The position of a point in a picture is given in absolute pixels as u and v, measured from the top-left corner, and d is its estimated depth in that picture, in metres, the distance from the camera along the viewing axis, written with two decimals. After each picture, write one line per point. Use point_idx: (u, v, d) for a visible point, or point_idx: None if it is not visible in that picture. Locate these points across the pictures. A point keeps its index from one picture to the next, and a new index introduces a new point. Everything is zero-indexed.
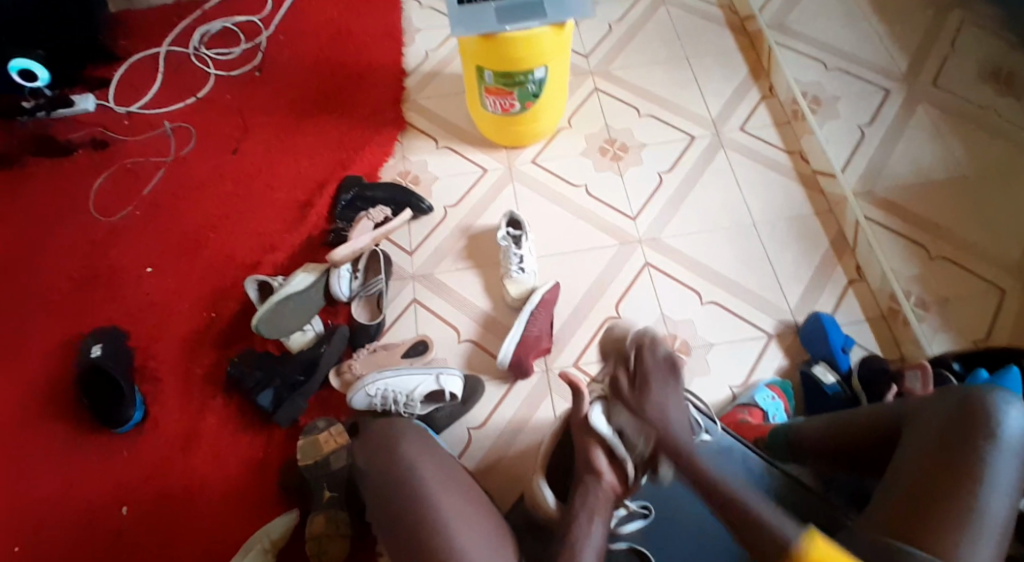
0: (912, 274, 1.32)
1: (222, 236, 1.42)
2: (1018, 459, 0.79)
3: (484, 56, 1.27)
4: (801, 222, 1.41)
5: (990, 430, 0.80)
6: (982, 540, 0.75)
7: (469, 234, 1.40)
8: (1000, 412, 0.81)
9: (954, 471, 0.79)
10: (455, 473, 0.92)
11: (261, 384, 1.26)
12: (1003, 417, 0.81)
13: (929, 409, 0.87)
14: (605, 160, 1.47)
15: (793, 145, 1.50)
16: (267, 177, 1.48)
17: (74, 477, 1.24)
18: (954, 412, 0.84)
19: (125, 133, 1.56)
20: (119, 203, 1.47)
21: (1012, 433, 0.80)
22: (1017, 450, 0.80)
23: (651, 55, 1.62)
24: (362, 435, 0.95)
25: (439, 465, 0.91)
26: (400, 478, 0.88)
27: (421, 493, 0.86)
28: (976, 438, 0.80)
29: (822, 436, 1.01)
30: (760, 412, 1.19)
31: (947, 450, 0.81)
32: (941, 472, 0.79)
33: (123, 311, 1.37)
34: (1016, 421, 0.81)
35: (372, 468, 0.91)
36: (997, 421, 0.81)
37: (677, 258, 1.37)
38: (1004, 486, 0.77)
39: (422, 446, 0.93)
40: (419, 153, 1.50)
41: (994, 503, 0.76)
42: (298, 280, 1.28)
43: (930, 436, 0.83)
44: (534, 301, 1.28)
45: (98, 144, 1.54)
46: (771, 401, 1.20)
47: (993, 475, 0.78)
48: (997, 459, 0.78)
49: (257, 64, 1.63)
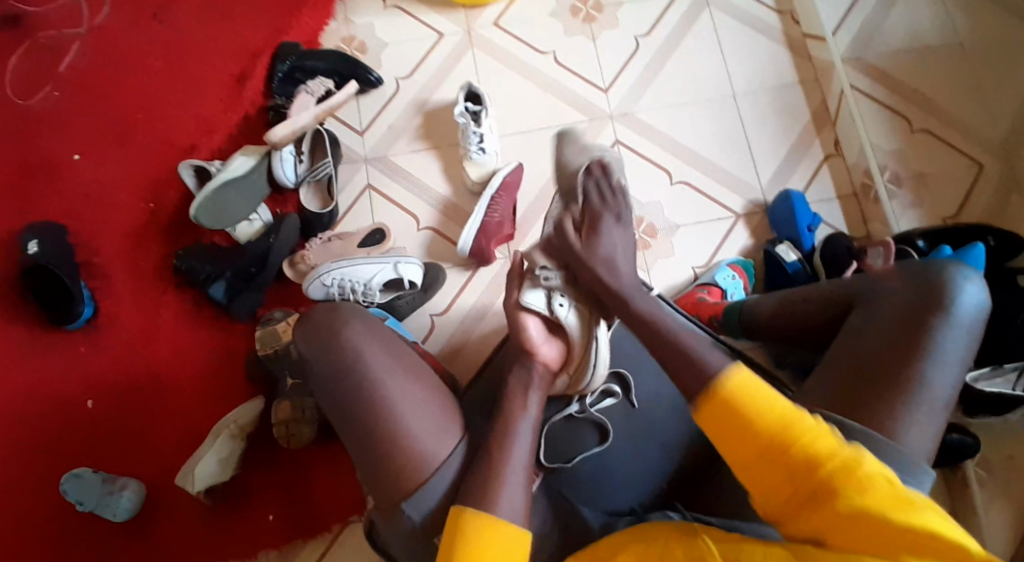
0: (892, 149, 1.26)
1: (153, 116, 1.28)
2: (970, 336, 0.79)
3: None
4: (783, 92, 1.29)
5: (944, 306, 0.80)
6: (926, 412, 0.76)
7: (425, 110, 1.28)
8: (955, 288, 0.81)
9: (908, 347, 0.78)
10: (406, 359, 0.84)
11: (213, 276, 1.22)
12: (960, 295, 0.80)
13: (887, 284, 0.86)
14: (577, 23, 1.30)
15: (784, 3, 1.33)
16: (195, 45, 1.30)
17: (36, 376, 1.23)
18: (910, 286, 0.83)
19: (34, 2, 1.34)
20: (33, 78, 1.30)
21: (965, 308, 0.79)
22: (968, 326, 0.80)
23: None
24: (304, 319, 0.85)
25: (385, 347, 0.83)
26: (344, 366, 0.80)
27: (369, 380, 0.79)
28: (931, 314, 0.79)
29: (777, 303, 1.01)
30: (717, 291, 1.18)
31: (900, 327, 0.80)
32: (895, 347, 0.79)
33: (55, 203, 1.26)
34: (972, 299, 0.80)
35: (315, 356, 0.82)
36: (952, 297, 0.80)
37: (650, 136, 1.27)
38: (953, 359, 0.78)
39: (368, 327, 0.84)
40: (365, 14, 1.32)
41: (941, 376, 0.77)
42: (238, 163, 1.19)
43: (884, 310, 0.83)
44: (495, 185, 1.21)
45: (7, 18, 1.33)
46: (731, 280, 1.19)
47: (941, 346, 0.78)
48: (948, 335, 0.78)
49: None
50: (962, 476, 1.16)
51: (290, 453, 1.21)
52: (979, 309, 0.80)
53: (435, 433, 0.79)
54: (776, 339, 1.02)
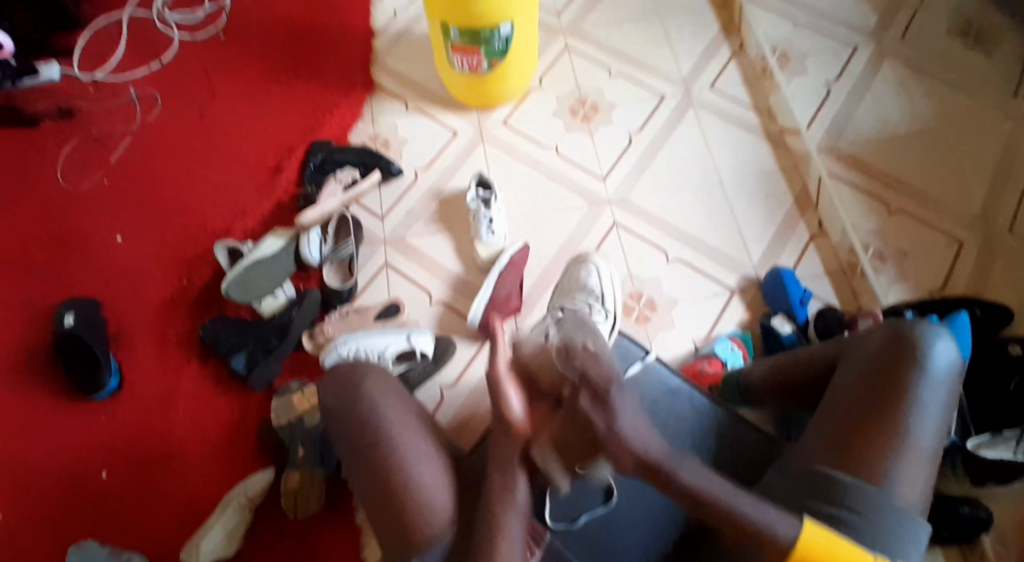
0: (872, 228, 1.35)
1: (193, 203, 1.41)
2: (947, 389, 0.84)
3: (452, 10, 1.26)
4: (765, 179, 1.41)
5: (919, 361, 0.84)
6: (911, 463, 0.80)
7: (440, 197, 1.41)
8: (929, 345, 0.85)
9: (889, 402, 0.83)
10: (419, 416, 0.92)
11: (235, 348, 1.28)
12: (934, 351, 0.85)
13: (867, 341, 0.91)
14: (575, 121, 1.46)
15: (762, 102, 1.48)
16: (236, 143, 1.46)
17: (54, 443, 1.26)
18: (887, 342, 0.88)
19: (91, 101, 1.51)
20: (87, 170, 1.45)
21: (939, 364, 0.84)
22: (943, 379, 0.84)
23: (622, 11, 1.57)
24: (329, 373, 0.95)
25: (399, 401, 0.92)
26: (360, 417, 0.89)
27: (384, 433, 0.87)
28: (908, 370, 0.84)
29: (769, 367, 1.05)
30: (718, 361, 1.23)
31: (880, 383, 0.85)
32: (877, 402, 0.83)
33: (94, 279, 1.36)
34: (947, 354, 0.85)
35: (337, 409, 0.91)
36: (927, 352, 0.85)
37: (646, 218, 1.38)
38: (933, 413, 0.82)
39: (385, 385, 0.93)
40: (389, 116, 1.49)
41: (922, 428, 0.81)
42: (267, 244, 1.31)
43: (865, 365, 0.87)
44: (503, 262, 1.29)
45: (65, 113, 1.49)
46: (730, 351, 1.24)
47: (920, 402, 0.82)
48: (925, 389, 0.83)
49: (222, 26, 1.58)
50: (980, 551, 1.13)
51: (297, 524, 1.20)
52: (953, 364, 0.85)
53: (436, 483, 0.85)
54: (770, 404, 1.06)
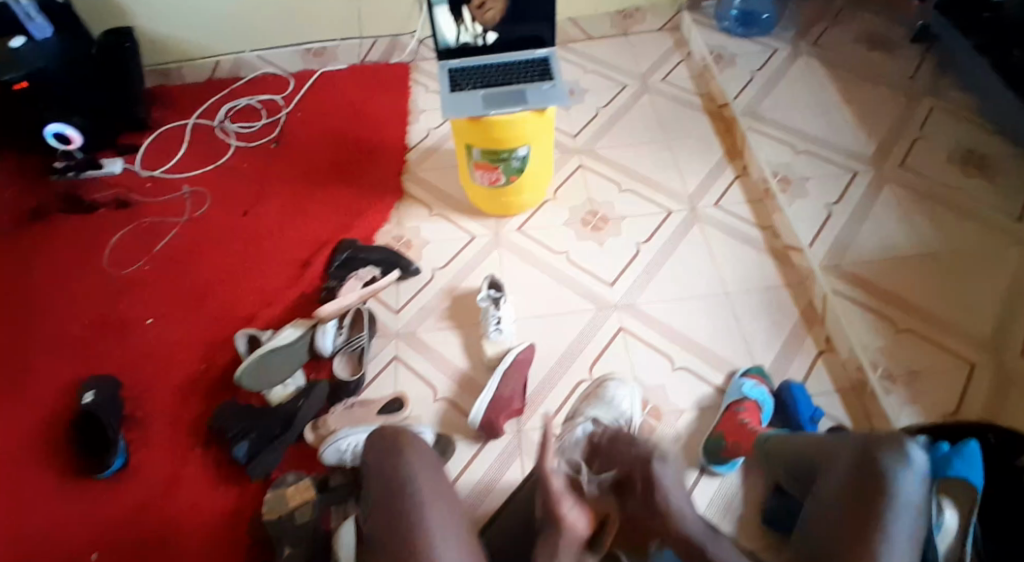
0: (881, 346, 1.33)
1: (223, 293, 1.49)
2: (917, 517, 0.79)
3: (473, 135, 1.38)
4: (771, 292, 1.44)
5: (883, 487, 0.80)
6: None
7: (453, 295, 1.47)
8: (893, 468, 0.81)
9: (853, 532, 0.79)
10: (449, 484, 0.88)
11: (239, 435, 1.30)
12: (897, 476, 0.81)
13: (842, 459, 0.89)
14: (586, 231, 1.53)
15: (765, 221, 1.54)
16: (270, 239, 1.57)
17: (51, 520, 1.25)
18: (855, 463, 0.85)
19: (147, 195, 1.66)
20: (132, 257, 1.56)
21: (905, 488, 0.80)
22: (913, 504, 0.79)
23: (636, 135, 1.69)
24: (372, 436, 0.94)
25: (433, 473, 0.88)
26: (396, 486, 0.85)
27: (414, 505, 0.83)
28: (874, 497, 0.80)
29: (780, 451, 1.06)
30: (751, 404, 1.24)
31: (846, 514, 0.81)
32: (842, 532, 0.80)
33: (120, 359, 1.42)
34: (913, 479, 0.80)
35: (375, 467, 0.89)
36: (891, 476, 0.81)
37: (652, 323, 1.41)
38: (902, 550, 0.76)
39: (423, 459, 0.89)
40: (413, 220, 1.58)
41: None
42: (285, 333, 1.37)
43: (835, 488, 0.86)
44: (508, 361, 1.32)
45: (120, 204, 1.64)
46: (757, 390, 1.27)
47: (891, 532, 0.77)
48: (890, 522, 0.78)
49: (273, 136, 1.75)
50: None
51: None
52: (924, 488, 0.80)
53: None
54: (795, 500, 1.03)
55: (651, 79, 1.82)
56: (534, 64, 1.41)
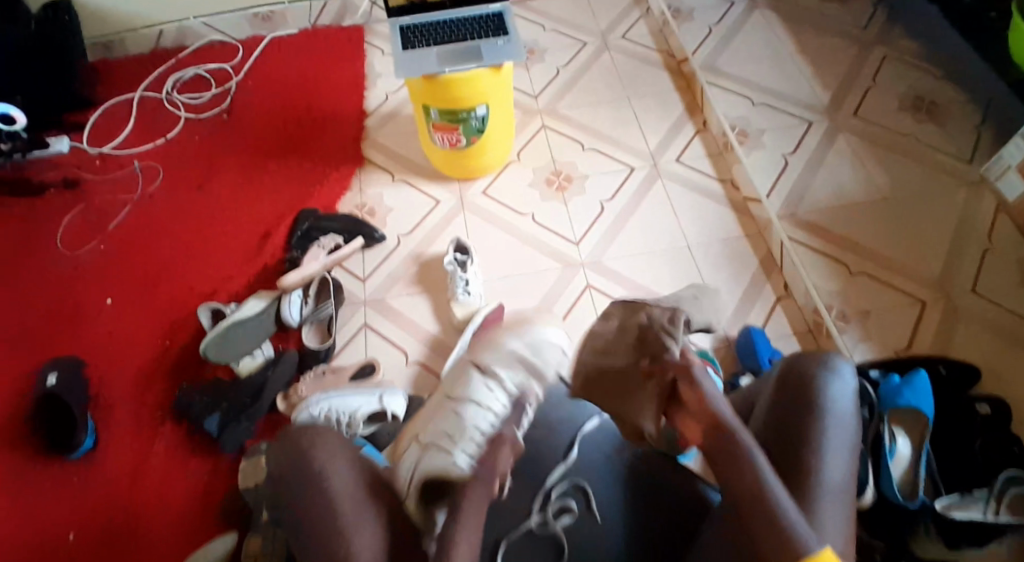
0: (834, 290, 1.36)
1: (184, 269, 1.47)
2: (851, 427, 0.80)
3: (428, 95, 1.37)
4: (731, 244, 1.45)
5: (816, 399, 0.81)
6: (829, 507, 0.75)
7: (420, 260, 1.47)
8: (824, 383, 0.82)
9: (792, 443, 0.79)
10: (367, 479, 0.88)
11: (207, 410, 1.29)
12: (829, 388, 0.81)
13: (767, 390, 0.88)
14: (551, 191, 1.54)
15: (725, 174, 1.55)
16: (228, 211, 1.54)
17: (23, 505, 1.25)
18: (780, 385, 0.85)
19: (97, 173, 1.61)
20: (86, 238, 1.52)
21: (838, 401, 0.81)
22: (846, 415, 0.80)
23: (595, 94, 1.69)
24: (279, 435, 0.90)
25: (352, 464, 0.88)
26: (309, 484, 0.85)
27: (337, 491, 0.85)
28: (808, 408, 0.80)
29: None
30: None
31: (781, 430, 0.81)
32: (781, 445, 0.80)
33: (82, 341, 1.40)
34: (844, 389, 0.82)
35: (285, 476, 0.86)
36: (824, 391, 0.81)
37: (617, 279, 1.42)
38: (839, 448, 0.78)
39: (336, 449, 0.89)
40: (376, 187, 1.57)
41: (834, 467, 0.77)
42: (250, 305, 1.35)
43: (764, 415, 0.84)
44: (477, 321, 1.32)
45: (70, 183, 1.59)
46: (703, 366, 1.25)
47: (827, 437, 0.78)
48: (826, 427, 0.79)
49: (225, 107, 1.70)
50: None
51: None
52: (852, 398, 0.82)
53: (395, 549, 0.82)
54: None
55: (610, 36, 1.80)
56: (487, 20, 1.40)
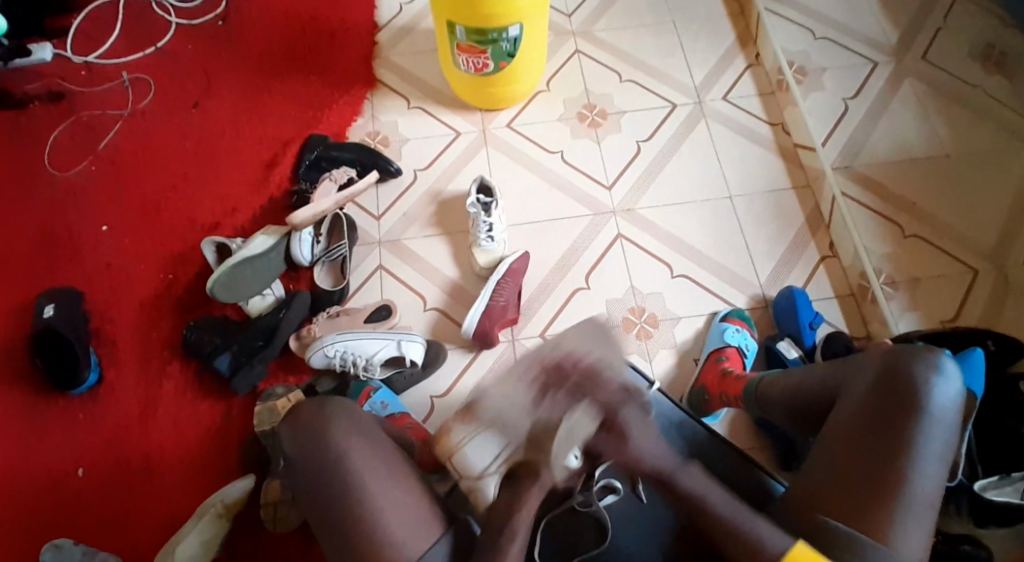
0: (885, 253, 1.30)
1: (182, 198, 1.37)
2: (948, 436, 0.80)
3: (455, 10, 1.22)
4: (775, 196, 1.38)
5: (920, 399, 0.80)
6: (915, 512, 0.76)
7: (439, 199, 1.36)
8: (929, 384, 0.81)
9: (887, 441, 0.79)
10: (386, 449, 0.88)
11: (219, 349, 1.23)
12: (934, 389, 0.81)
13: (857, 380, 0.87)
14: (582, 128, 1.42)
15: (775, 116, 1.45)
16: (230, 133, 1.42)
17: (27, 442, 1.20)
18: (879, 379, 0.84)
19: (85, 85, 1.47)
20: (76, 157, 1.40)
21: (941, 404, 0.80)
22: (945, 420, 0.80)
23: (633, 17, 1.53)
24: (290, 414, 0.91)
25: (365, 437, 0.88)
26: (326, 463, 0.85)
27: (354, 476, 0.84)
28: (907, 409, 0.80)
29: (784, 389, 1.00)
30: (735, 352, 1.20)
31: (876, 424, 0.80)
32: (874, 440, 0.79)
33: (78, 270, 1.31)
34: (948, 393, 0.81)
35: (297, 454, 0.87)
36: (929, 391, 0.81)
37: (651, 230, 1.34)
38: (935, 455, 0.78)
39: (352, 426, 0.89)
40: (390, 113, 1.44)
41: (925, 475, 0.77)
42: (258, 242, 1.23)
43: (856, 403, 0.83)
44: (502, 271, 1.25)
45: (54, 96, 1.45)
46: (737, 335, 1.22)
47: (922, 443, 0.78)
48: (927, 433, 0.79)
49: (220, 13, 1.54)
50: None
51: (274, 540, 1.14)
52: (955, 402, 0.81)
53: (414, 532, 0.82)
54: (783, 417, 1.01)
55: None
56: None
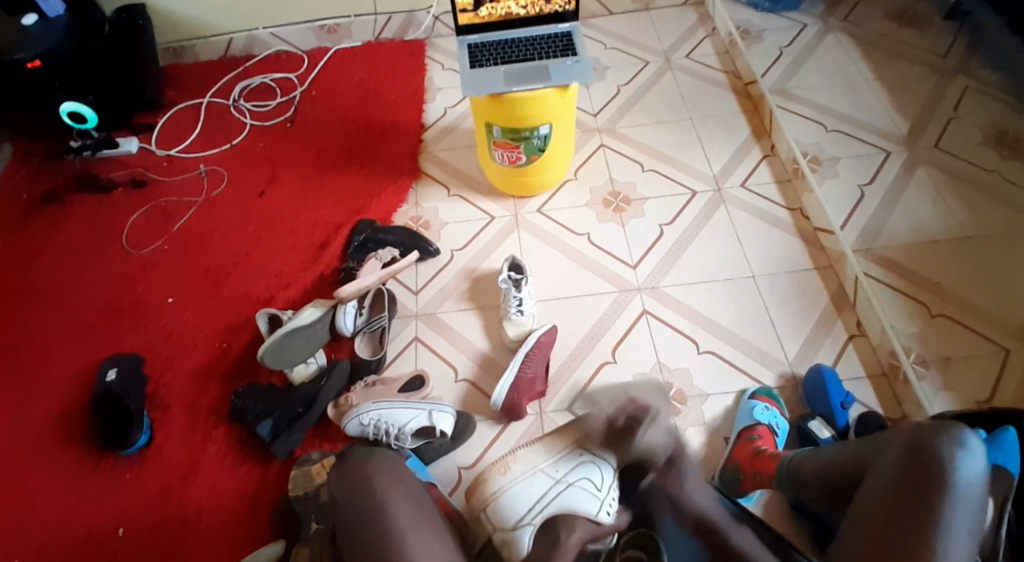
0: (913, 333, 1.31)
1: (240, 274, 1.49)
2: (977, 508, 0.77)
3: (494, 113, 1.35)
4: (799, 276, 1.42)
5: (943, 474, 0.78)
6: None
7: (473, 277, 1.45)
8: (952, 458, 0.79)
9: (912, 518, 0.78)
10: (424, 504, 0.94)
11: (262, 415, 1.30)
12: (956, 464, 0.79)
13: (889, 460, 0.86)
14: (608, 212, 1.51)
15: (793, 203, 1.52)
16: (289, 216, 1.56)
17: (76, 496, 1.27)
18: (905, 455, 0.83)
19: (163, 175, 1.65)
20: (151, 238, 1.56)
21: (965, 478, 0.78)
22: (971, 494, 0.77)
23: (657, 115, 1.67)
24: (340, 470, 0.97)
25: (407, 495, 0.93)
26: (365, 520, 0.90)
27: (392, 528, 0.88)
28: (931, 484, 0.79)
29: (819, 464, 1.01)
30: (767, 431, 1.19)
31: (903, 503, 0.80)
32: (901, 518, 0.79)
33: (141, 338, 1.43)
34: (972, 466, 0.79)
35: (343, 502, 0.93)
36: (951, 466, 0.79)
37: (676, 307, 1.39)
38: (964, 532, 0.75)
39: (394, 481, 0.94)
40: (431, 200, 1.57)
41: (952, 552, 0.74)
42: (307, 313, 1.35)
43: (889, 485, 0.83)
44: (530, 342, 1.31)
45: (136, 183, 1.63)
46: (767, 413, 1.22)
47: (945, 518, 0.76)
48: (952, 509, 0.76)
49: (289, 116, 1.73)
50: None
51: None
52: (982, 475, 0.79)
53: None
54: (825, 500, 1.01)
55: (673, 56, 1.80)
56: (556, 40, 1.39)
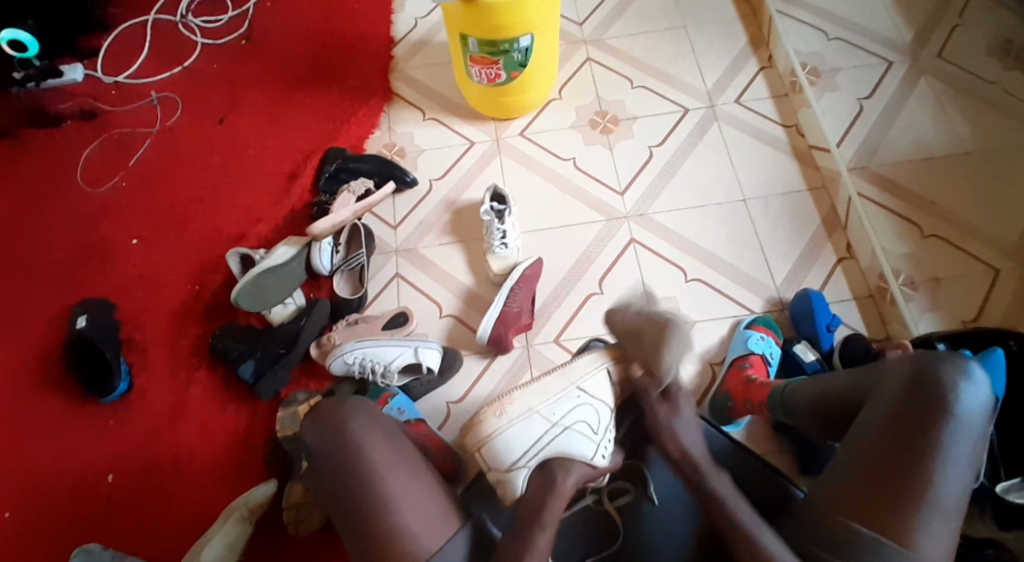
0: (903, 253, 1.27)
1: (208, 209, 1.42)
2: (976, 440, 0.76)
3: (467, 23, 1.24)
4: (792, 199, 1.37)
5: (947, 405, 0.76)
6: (937, 521, 0.73)
7: (454, 208, 1.39)
8: (957, 389, 0.77)
9: (909, 447, 0.75)
10: (401, 444, 0.89)
11: (243, 356, 1.26)
12: (960, 397, 0.76)
13: (884, 386, 0.83)
14: (595, 134, 1.45)
15: (789, 118, 1.45)
16: (253, 145, 1.47)
17: (61, 445, 1.24)
18: (904, 384, 0.79)
19: (114, 104, 1.54)
20: (109, 173, 1.46)
21: (969, 410, 0.76)
22: (972, 425, 0.76)
23: (645, 25, 1.56)
24: (313, 413, 0.91)
25: (385, 436, 0.88)
26: (341, 467, 0.85)
27: (370, 474, 0.84)
28: (931, 415, 0.76)
29: (811, 397, 0.96)
30: (759, 361, 1.17)
31: (900, 429, 0.77)
32: (897, 445, 0.76)
33: (110, 281, 1.37)
34: (977, 398, 0.76)
35: (320, 447, 0.88)
36: (955, 397, 0.76)
37: (663, 234, 1.34)
38: (960, 463, 0.75)
39: (370, 421, 0.89)
40: (405, 124, 1.48)
41: (948, 481, 0.74)
42: (279, 252, 1.25)
43: (884, 410, 0.79)
44: (514, 277, 1.26)
45: (86, 115, 1.52)
46: (763, 342, 1.19)
47: (946, 449, 0.75)
48: (952, 439, 0.75)
49: (243, 32, 1.60)
50: None
51: (296, 541, 1.16)
52: (984, 407, 0.77)
53: (429, 529, 0.81)
54: (808, 424, 0.98)
55: None
56: None
